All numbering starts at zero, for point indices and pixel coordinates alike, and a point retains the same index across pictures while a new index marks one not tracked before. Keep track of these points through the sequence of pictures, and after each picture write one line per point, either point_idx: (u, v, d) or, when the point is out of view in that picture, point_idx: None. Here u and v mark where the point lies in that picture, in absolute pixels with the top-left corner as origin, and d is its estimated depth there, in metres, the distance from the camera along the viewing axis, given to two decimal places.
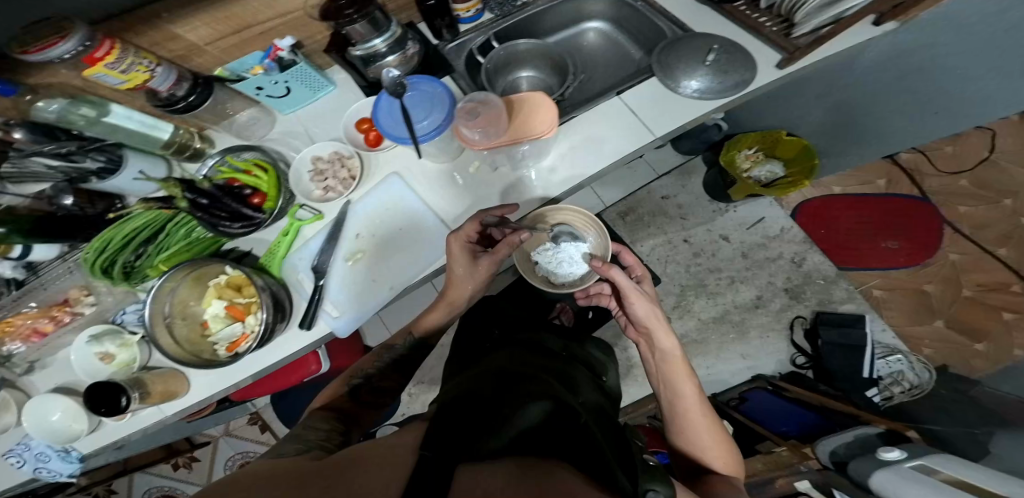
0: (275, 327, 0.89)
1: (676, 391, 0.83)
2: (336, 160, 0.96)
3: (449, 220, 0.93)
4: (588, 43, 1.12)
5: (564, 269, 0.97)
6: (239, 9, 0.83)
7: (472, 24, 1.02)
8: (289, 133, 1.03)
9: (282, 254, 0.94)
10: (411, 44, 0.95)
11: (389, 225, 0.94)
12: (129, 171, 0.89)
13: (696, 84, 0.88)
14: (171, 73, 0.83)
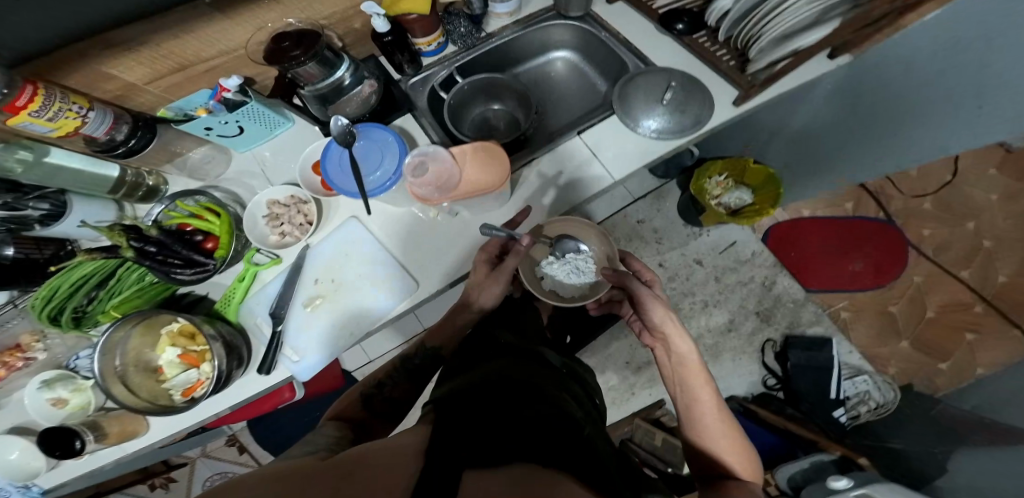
0: (232, 373, 0.85)
1: (690, 397, 0.75)
2: (293, 204, 0.93)
3: (409, 263, 0.90)
4: (556, 73, 1.11)
5: (573, 280, 0.87)
6: (177, 47, 0.79)
7: (436, 56, 0.99)
8: (246, 171, 0.99)
9: (238, 300, 0.90)
10: (367, 81, 0.94)
11: (351, 269, 0.91)
12: (74, 218, 0.84)
13: (654, 124, 0.88)
14: (108, 116, 0.79)
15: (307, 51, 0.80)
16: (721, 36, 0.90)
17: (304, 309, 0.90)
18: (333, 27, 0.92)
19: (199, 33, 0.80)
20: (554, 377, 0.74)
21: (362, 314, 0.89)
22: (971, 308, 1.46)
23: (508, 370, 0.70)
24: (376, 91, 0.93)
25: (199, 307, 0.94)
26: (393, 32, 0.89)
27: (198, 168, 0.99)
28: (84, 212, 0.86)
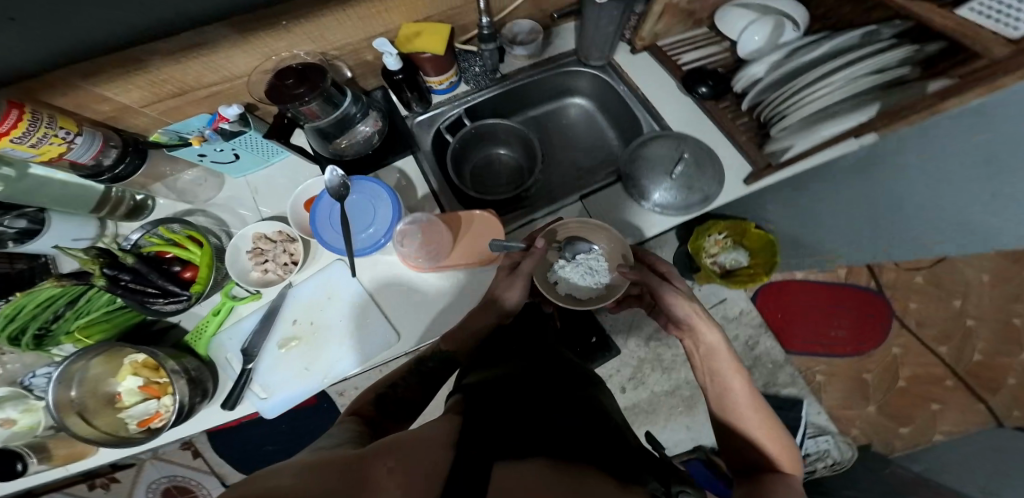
0: (194, 405, 0.80)
1: (722, 392, 0.70)
2: (280, 240, 0.88)
3: (392, 310, 0.87)
4: (569, 118, 1.07)
5: (588, 282, 0.81)
6: (178, 72, 0.75)
7: (447, 95, 0.96)
8: (237, 197, 0.94)
9: (209, 333, 0.85)
10: (371, 117, 0.90)
11: (331, 313, 0.87)
12: (52, 236, 0.78)
13: (659, 197, 0.85)
14: (96, 141, 0.75)
15: (313, 89, 0.77)
16: (744, 107, 0.86)
17: (277, 350, 0.86)
18: (344, 57, 0.87)
19: (201, 61, 0.75)
20: (578, 382, 0.68)
21: (339, 359, 0.85)
22: (941, 382, 1.35)
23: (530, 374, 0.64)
24: (379, 131, 0.91)
25: (171, 335, 0.87)
26: (404, 73, 0.87)
27: (188, 189, 0.93)
28: (63, 229, 0.80)
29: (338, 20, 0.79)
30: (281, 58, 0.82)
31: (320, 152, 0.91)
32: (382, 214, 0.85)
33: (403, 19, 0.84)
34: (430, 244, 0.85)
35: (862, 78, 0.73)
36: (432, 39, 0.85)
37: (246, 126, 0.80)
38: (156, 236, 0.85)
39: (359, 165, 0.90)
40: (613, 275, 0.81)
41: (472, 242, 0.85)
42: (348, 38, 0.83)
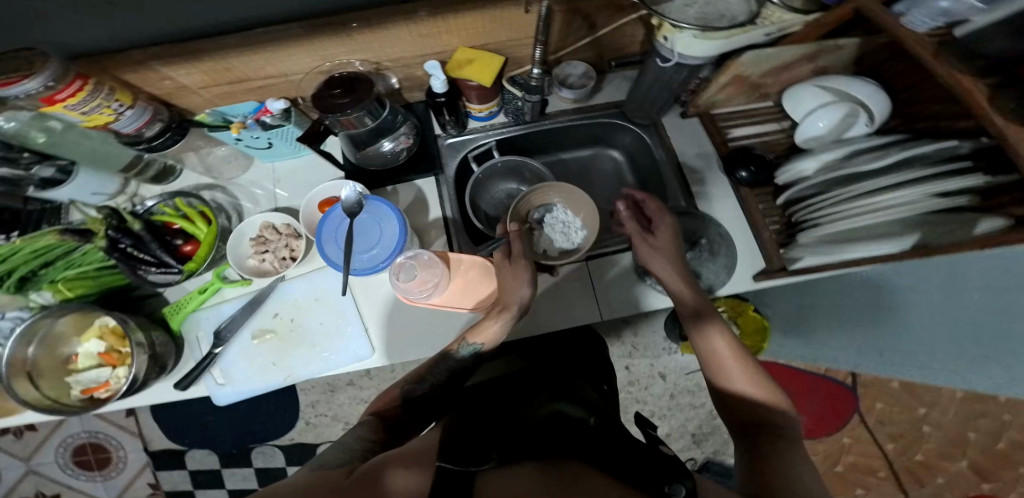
0: (146, 381, 0.81)
1: (719, 370, 0.68)
2: (285, 234, 0.87)
3: (368, 323, 0.89)
4: (600, 166, 1.05)
5: (568, 234, 0.82)
6: (240, 64, 0.75)
7: (483, 123, 0.95)
8: (256, 183, 0.92)
9: (189, 310, 0.87)
10: (404, 131, 0.89)
11: (311, 316, 0.89)
12: (76, 188, 0.80)
13: None
14: (145, 115, 0.76)
15: (358, 102, 0.75)
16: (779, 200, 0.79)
17: (252, 338, 0.89)
18: (395, 69, 0.86)
19: (260, 56, 0.74)
20: (584, 396, 0.67)
21: (304, 365, 0.88)
22: (874, 473, 1.29)
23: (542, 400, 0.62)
24: (409, 149, 0.90)
25: (148, 304, 0.89)
26: (447, 96, 0.85)
27: (219, 165, 0.92)
28: (87, 184, 0.81)
29: (397, 36, 0.77)
30: (338, 63, 0.82)
31: (348, 156, 0.91)
32: (389, 234, 0.83)
33: (460, 42, 0.81)
34: (432, 280, 0.80)
35: (923, 201, 0.64)
36: (482, 68, 0.82)
37: (288, 118, 0.81)
38: (169, 207, 0.86)
39: (380, 178, 0.90)
40: (585, 216, 0.83)
41: (471, 285, 0.85)
42: (402, 52, 0.81)
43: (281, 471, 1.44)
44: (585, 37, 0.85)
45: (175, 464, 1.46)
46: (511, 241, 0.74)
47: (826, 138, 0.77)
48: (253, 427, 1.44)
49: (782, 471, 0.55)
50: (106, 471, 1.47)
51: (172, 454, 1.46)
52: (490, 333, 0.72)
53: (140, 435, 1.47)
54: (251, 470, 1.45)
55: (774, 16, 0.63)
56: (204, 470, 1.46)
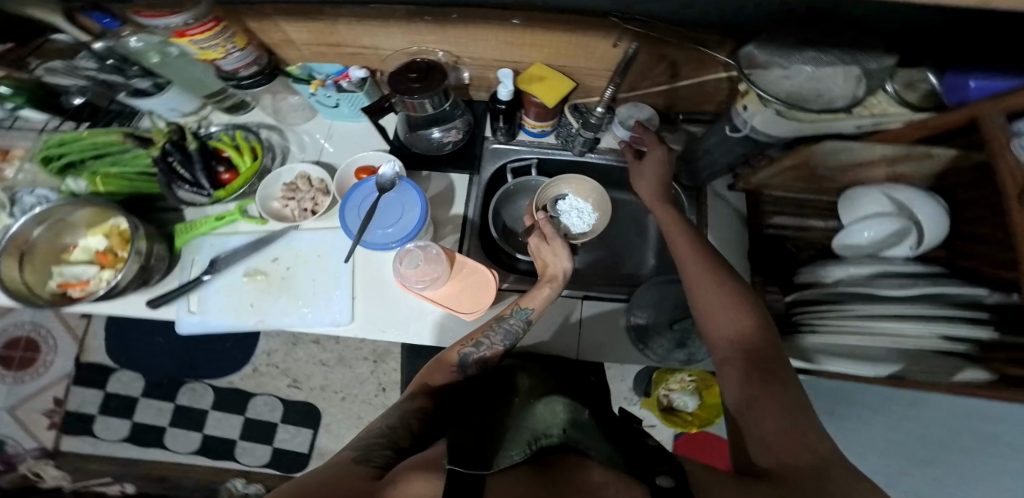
0: (126, 290, 0.83)
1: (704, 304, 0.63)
2: (316, 188, 0.92)
3: (355, 297, 0.88)
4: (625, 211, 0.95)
5: (584, 216, 0.83)
6: (343, 32, 0.82)
7: (534, 138, 0.93)
8: (315, 134, 0.99)
9: (199, 232, 0.91)
10: (457, 125, 0.92)
11: (304, 271, 0.90)
12: (160, 103, 0.91)
13: (652, 343, 0.75)
14: (249, 57, 0.85)
15: (426, 91, 0.79)
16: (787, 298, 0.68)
17: (242, 276, 0.90)
18: (471, 65, 0.87)
19: (361, 27, 0.81)
20: (590, 399, 0.68)
21: (280, 313, 0.88)
22: None
23: (551, 402, 0.64)
24: (455, 144, 0.92)
25: (161, 216, 0.95)
26: (509, 106, 0.85)
27: (286, 110, 1.00)
28: (170, 101, 0.91)
29: (486, 39, 0.80)
30: (422, 50, 0.86)
31: (399, 134, 0.94)
32: (407, 220, 0.84)
33: (539, 58, 0.82)
34: (432, 273, 0.80)
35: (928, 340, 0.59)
36: (548, 89, 0.82)
37: (361, 87, 0.89)
38: (227, 135, 0.95)
39: (417, 161, 0.92)
40: (596, 200, 0.83)
41: (470, 287, 0.83)
42: (483, 52, 0.83)
43: (201, 411, 1.40)
44: (662, 86, 0.80)
45: (95, 382, 1.41)
46: (541, 226, 0.77)
47: (864, 250, 0.66)
48: (195, 360, 1.42)
49: (769, 400, 0.52)
50: (22, 375, 1.42)
51: (98, 369, 1.42)
52: (540, 299, 0.73)
53: (80, 341, 1.45)
54: (172, 405, 1.40)
55: (873, 109, 0.57)
56: (122, 395, 1.40)
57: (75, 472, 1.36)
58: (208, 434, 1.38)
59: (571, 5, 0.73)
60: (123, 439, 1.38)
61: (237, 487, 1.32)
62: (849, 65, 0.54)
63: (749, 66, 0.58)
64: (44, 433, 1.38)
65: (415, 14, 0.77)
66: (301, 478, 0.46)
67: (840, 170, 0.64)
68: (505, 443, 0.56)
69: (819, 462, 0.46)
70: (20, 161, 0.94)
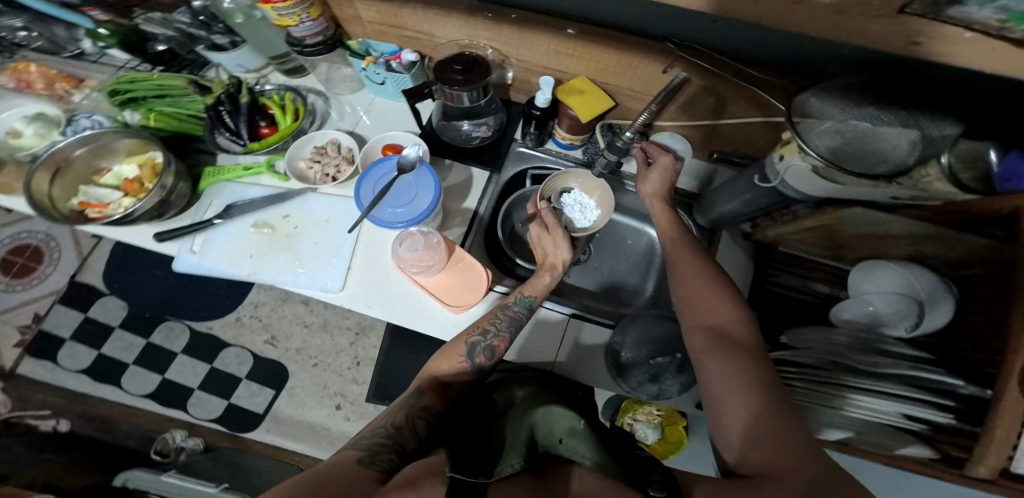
0: (139, 219, 0.85)
1: (693, 294, 0.62)
2: (343, 156, 0.93)
3: (350, 268, 0.87)
4: (636, 242, 0.92)
5: (589, 213, 0.81)
6: (405, 14, 0.85)
7: (562, 151, 0.92)
8: (355, 104, 1.01)
9: (224, 178, 0.93)
10: (488, 123, 0.92)
11: (309, 234, 0.89)
12: (230, 58, 0.98)
13: (628, 376, 0.68)
14: (318, 29, 0.91)
15: (466, 83, 0.80)
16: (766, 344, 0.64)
17: (251, 227, 0.90)
18: (517, 64, 0.87)
19: (423, 13, 0.83)
20: (585, 410, 0.67)
21: (274, 270, 0.87)
22: None
23: (548, 410, 0.63)
24: (482, 140, 0.92)
25: (196, 158, 0.98)
26: (544, 113, 0.85)
27: (336, 80, 1.03)
28: (240, 58, 0.99)
29: (537, 44, 0.80)
30: (472, 45, 0.87)
31: (433, 121, 0.95)
32: (419, 205, 0.83)
33: (584, 72, 0.82)
34: (429, 261, 0.79)
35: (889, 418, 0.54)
36: (586, 104, 0.82)
37: (410, 70, 0.92)
38: (278, 96, 0.99)
39: (443, 149, 0.92)
40: (599, 197, 0.81)
41: (462, 280, 0.81)
42: (531, 57, 0.84)
43: (170, 353, 1.38)
44: (704, 121, 0.78)
45: (79, 303, 1.41)
46: (542, 215, 0.77)
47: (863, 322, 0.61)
48: (181, 300, 1.43)
49: (749, 393, 0.50)
50: (15, 282, 1.44)
51: (87, 290, 1.43)
52: (541, 288, 0.75)
53: (81, 260, 1.47)
54: (144, 341, 1.39)
55: (918, 179, 0.53)
56: (99, 321, 1.40)
57: (17, 400, 1.32)
58: (167, 378, 1.36)
59: (637, 27, 0.74)
60: (82, 371, 1.35)
61: (174, 440, 1.27)
62: (904, 131, 0.50)
63: (796, 115, 0.54)
64: (8, 351, 1.37)
65: (478, 12, 0.79)
66: (310, 476, 0.44)
67: (864, 241, 0.60)
68: (504, 453, 0.54)
69: (800, 461, 0.44)
70: (87, 89, 1.00)
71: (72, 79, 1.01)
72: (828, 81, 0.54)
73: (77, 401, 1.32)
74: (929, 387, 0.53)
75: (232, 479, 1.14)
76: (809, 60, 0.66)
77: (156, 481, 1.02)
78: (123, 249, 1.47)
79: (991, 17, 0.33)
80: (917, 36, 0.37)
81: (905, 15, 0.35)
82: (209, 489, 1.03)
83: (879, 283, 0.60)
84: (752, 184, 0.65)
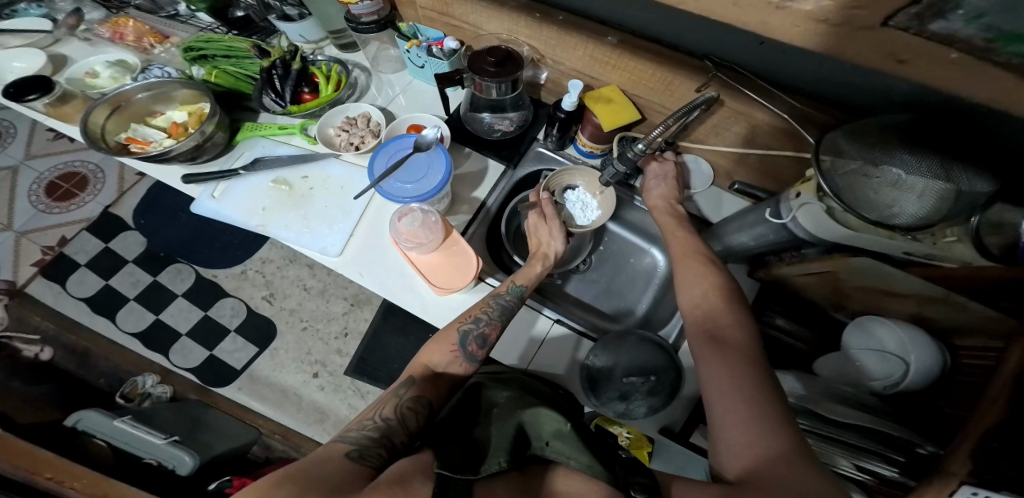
0: (173, 158, 0.87)
1: (697, 302, 0.61)
2: (371, 129, 0.93)
3: (352, 235, 0.86)
4: (638, 262, 0.90)
5: (589, 211, 0.84)
6: (456, 4, 0.86)
7: (584, 161, 0.91)
8: (394, 85, 1.02)
9: (258, 133, 0.95)
10: (514, 115, 0.91)
11: (323, 196, 0.90)
12: (295, 29, 1.02)
13: (602, 390, 0.67)
14: (375, 8, 0.91)
15: (496, 74, 0.79)
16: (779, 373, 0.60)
17: (271, 182, 0.91)
18: (555, 68, 0.87)
19: (471, 3, 0.84)
20: (568, 410, 0.65)
21: (282, 225, 0.87)
22: None
23: (534, 411, 0.60)
24: (504, 133, 0.92)
25: (240, 115, 1.00)
26: (569, 117, 0.83)
27: (382, 59, 1.03)
28: (303, 29, 1.03)
29: (575, 47, 0.79)
30: (511, 40, 0.87)
31: (460, 109, 0.94)
32: (428, 182, 0.81)
33: (616, 81, 0.81)
34: (425, 238, 0.78)
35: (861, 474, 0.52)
36: (612, 114, 0.81)
37: (449, 58, 0.92)
38: (326, 66, 1.00)
39: (465, 137, 0.92)
40: (604, 199, 0.84)
41: (453, 264, 0.79)
42: (568, 60, 0.83)
43: (171, 294, 1.40)
44: (731, 148, 0.76)
45: (103, 234, 1.45)
46: (543, 206, 0.81)
47: (848, 375, 0.56)
48: (195, 245, 1.45)
49: (737, 396, 0.49)
50: (54, 205, 1.49)
51: (114, 222, 1.47)
52: (532, 278, 0.75)
53: (118, 195, 1.52)
54: (151, 279, 1.41)
55: (937, 238, 0.51)
56: (116, 253, 1.44)
57: (14, 319, 1.32)
58: (161, 319, 1.37)
59: (673, 47, 0.72)
60: (85, 299, 1.38)
61: (144, 384, 1.22)
62: (939, 180, 0.46)
63: (822, 153, 0.52)
64: (25, 268, 1.40)
65: (526, 10, 0.79)
66: (304, 473, 0.44)
67: (867, 294, 0.57)
68: (490, 452, 0.53)
69: (799, 473, 0.41)
70: (171, 45, 1.07)
71: (159, 35, 1.08)
72: (862, 119, 0.51)
73: (70, 328, 1.33)
74: (877, 436, 0.51)
75: (192, 429, 1.03)
76: (850, 99, 0.63)
77: (106, 426, 0.86)
78: (155, 190, 1.52)
79: (975, 35, 0.25)
80: (902, 54, 0.27)
81: (888, 32, 0.26)
82: (159, 441, 0.88)
83: (879, 343, 0.54)
84: (764, 219, 0.62)
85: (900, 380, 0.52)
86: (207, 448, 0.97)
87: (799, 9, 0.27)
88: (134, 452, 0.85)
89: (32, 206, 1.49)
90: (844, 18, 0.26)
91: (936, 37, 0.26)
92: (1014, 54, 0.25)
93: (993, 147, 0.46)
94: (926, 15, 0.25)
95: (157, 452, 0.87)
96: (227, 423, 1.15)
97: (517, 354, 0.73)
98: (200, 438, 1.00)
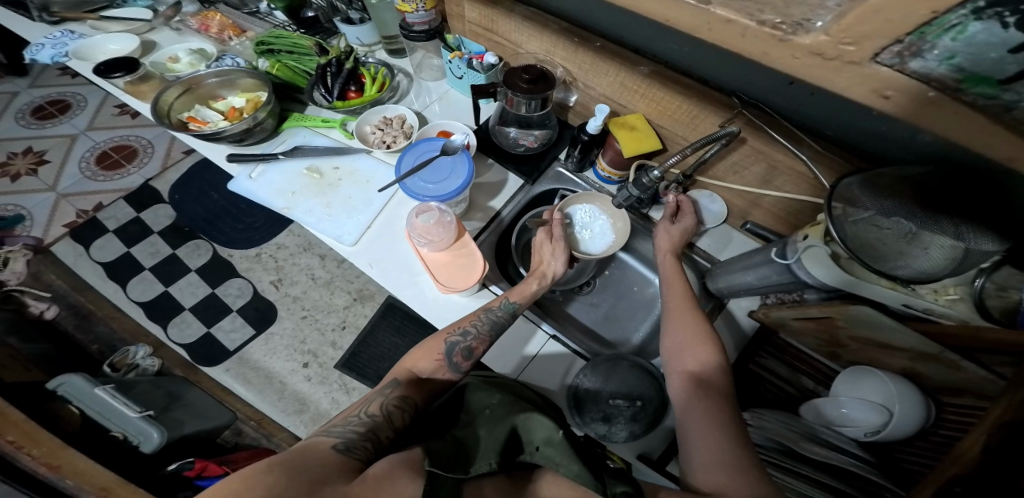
0: (223, 138, 0.92)
1: (682, 334, 0.61)
2: (403, 130, 0.96)
3: (368, 227, 0.88)
4: (641, 292, 0.89)
5: (598, 238, 0.84)
6: (499, 21, 0.90)
7: (606, 187, 0.91)
8: (431, 92, 1.06)
9: (303, 123, 1.00)
10: (541, 133, 0.93)
11: (350, 187, 0.93)
12: (353, 31, 1.08)
13: (590, 408, 0.67)
14: (429, 17, 0.95)
15: (528, 92, 0.81)
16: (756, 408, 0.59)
17: (303, 169, 0.95)
18: (586, 92, 0.88)
19: (515, 22, 0.87)
20: (557, 417, 0.64)
21: (305, 210, 0.91)
22: None
23: (527, 417, 0.58)
24: (528, 149, 0.93)
25: (291, 106, 1.05)
26: (592, 139, 0.84)
27: (425, 67, 1.08)
28: (360, 31, 1.08)
29: (607, 73, 0.81)
30: (547, 61, 0.90)
31: (489, 121, 0.96)
32: (449, 184, 0.83)
33: (643, 109, 0.82)
34: (437, 237, 0.80)
35: None
36: (634, 141, 0.82)
37: (486, 72, 0.95)
38: (375, 67, 1.03)
39: (488, 148, 0.93)
40: (618, 225, 0.84)
41: (460, 265, 0.80)
42: (601, 86, 0.84)
43: (185, 268, 1.46)
44: (747, 188, 0.76)
45: (137, 204, 1.54)
46: (553, 226, 0.82)
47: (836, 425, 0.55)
48: (220, 223, 1.52)
49: (714, 430, 0.50)
50: (100, 174, 1.59)
51: (152, 195, 1.55)
52: (528, 295, 0.75)
53: (162, 169, 1.60)
54: (170, 252, 1.48)
55: (938, 295, 0.50)
56: (144, 224, 1.51)
57: (32, 275, 1.39)
58: (169, 292, 1.43)
59: (704, 83, 0.73)
60: (103, 263, 1.45)
61: (134, 355, 1.25)
62: (948, 237, 0.45)
63: (834, 201, 0.52)
64: (56, 228, 1.49)
65: (566, 32, 0.81)
66: (290, 460, 0.45)
67: (863, 345, 0.55)
68: (479, 451, 0.53)
69: None
70: (245, 39, 1.14)
71: (238, 28, 1.15)
72: (879, 169, 0.51)
73: (81, 290, 1.40)
74: (849, 478, 0.52)
75: (167, 405, 1.05)
76: (874, 148, 0.62)
77: (86, 393, 0.89)
78: (196, 169, 1.60)
79: (947, 76, 0.26)
80: (886, 89, 0.27)
81: (874, 67, 0.27)
82: (133, 414, 0.89)
83: (862, 392, 0.54)
84: (770, 258, 0.62)
85: (880, 431, 0.52)
86: (176, 426, 0.99)
87: (798, 43, 0.28)
88: (104, 422, 0.86)
89: (81, 171, 1.60)
90: (835, 52, 0.27)
91: (916, 76, 0.26)
92: (981, 95, 0.26)
93: (1008, 208, 0.45)
94: (906, 53, 0.26)
95: (126, 425, 0.88)
96: (203, 401, 1.18)
97: (513, 362, 0.73)
98: (172, 415, 1.02)
